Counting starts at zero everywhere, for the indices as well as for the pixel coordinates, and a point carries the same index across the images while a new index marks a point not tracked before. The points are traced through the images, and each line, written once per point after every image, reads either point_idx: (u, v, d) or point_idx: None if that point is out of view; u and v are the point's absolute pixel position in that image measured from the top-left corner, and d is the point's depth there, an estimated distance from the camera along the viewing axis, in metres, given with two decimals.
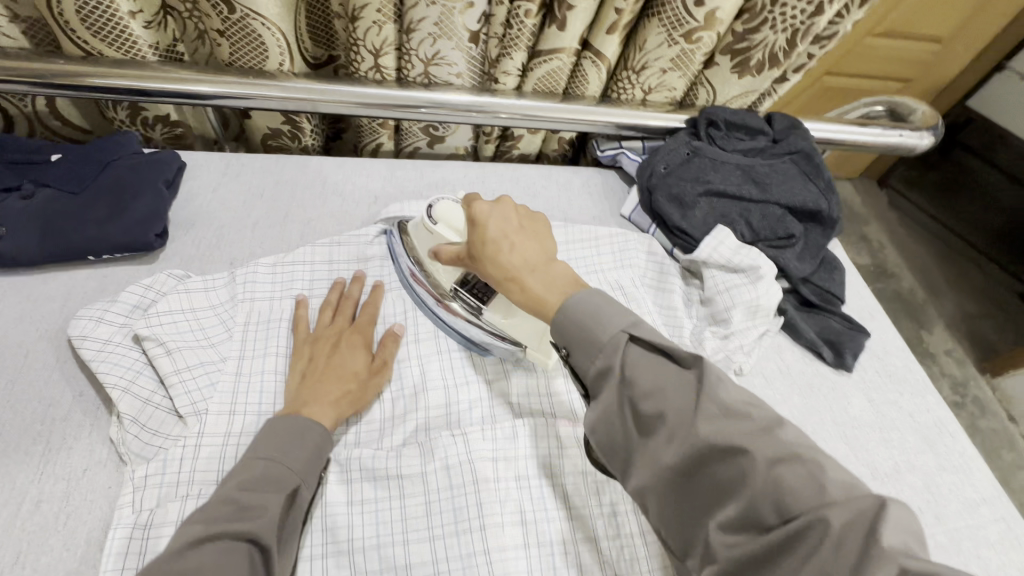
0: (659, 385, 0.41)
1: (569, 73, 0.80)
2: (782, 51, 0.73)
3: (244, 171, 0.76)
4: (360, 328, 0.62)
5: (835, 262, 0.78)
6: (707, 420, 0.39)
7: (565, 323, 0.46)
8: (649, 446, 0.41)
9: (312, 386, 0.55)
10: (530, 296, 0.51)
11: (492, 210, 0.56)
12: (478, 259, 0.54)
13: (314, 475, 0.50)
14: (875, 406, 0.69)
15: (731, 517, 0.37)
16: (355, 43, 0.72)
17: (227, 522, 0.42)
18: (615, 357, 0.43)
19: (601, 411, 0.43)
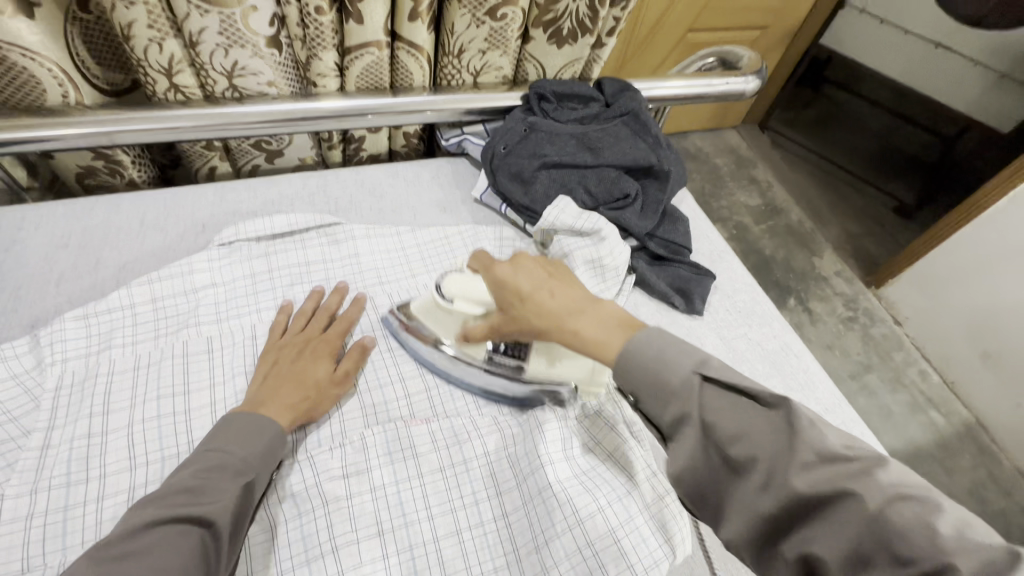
0: (742, 427, 0.41)
1: (389, 66, 0.78)
2: (588, 18, 0.74)
3: (44, 221, 0.68)
4: (330, 340, 0.61)
5: (677, 214, 0.81)
6: (709, 400, 0.43)
7: (627, 368, 0.46)
8: (685, 424, 0.43)
9: (274, 385, 0.55)
10: (588, 340, 0.49)
11: (517, 271, 0.56)
12: (518, 316, 0.54)
13: (269, 470, 0.50)
14: (728, 342, 0.73)
15: (836, 552, 0.36)
16: (139, 64, 0.67)
17: (182, 505, 0.43)
18: (689, 400, 0.43)
19: (689, 453, 0.43)
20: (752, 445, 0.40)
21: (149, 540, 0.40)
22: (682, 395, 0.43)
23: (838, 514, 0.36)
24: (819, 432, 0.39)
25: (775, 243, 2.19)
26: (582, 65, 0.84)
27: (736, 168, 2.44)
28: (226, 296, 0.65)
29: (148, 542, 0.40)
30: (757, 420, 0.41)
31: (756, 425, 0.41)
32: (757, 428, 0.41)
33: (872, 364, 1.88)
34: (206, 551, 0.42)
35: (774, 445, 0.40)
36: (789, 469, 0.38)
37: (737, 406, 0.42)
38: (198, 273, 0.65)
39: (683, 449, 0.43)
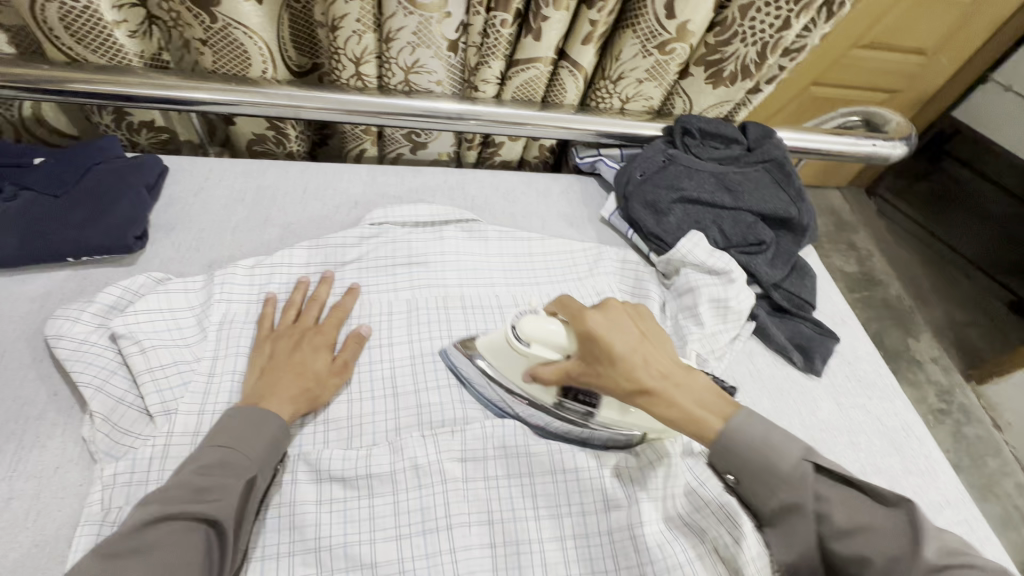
0: (794, 502, 0.48)
1: (547, 82, 0.82)
2: (754, 64, 0.75)
3: (226, 175, 0.77)
4: (324, 331, 0.62)
5: (807, 268, 0.79)
6: (811, 481, 0.48)
7: (726, 448, 0.50)
8: (812, 527, 0.48)
9: (272, 377, 0.56)
10: (686, 412, 0.51)
11: (608, 322, 0.53)
12: (606, 374, 0.52)
13: (272, 463, 0.51)
14: (844, 410, 0.70)
15: (842, 545, 0.46)
16: (336, 52, 0.74)
17: (184, 504, 0.44)
18: (801, 497, 0.48)
19: (789, 539, 0.49)
20: (836, 516, 0.47)
21: (156, 539, 0.42)
22: (796, 483, 0.48)
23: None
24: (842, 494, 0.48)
25: (868, 315, 2.07)
26: (731, 107, 0.85)
27: (835, 230, 2.34)
28: (367, 269, 0.70)
29: (158, 537, 0.42)
30: (823, 483, 0.48)
31: (798, 462, 0.49)
32: (805, 471, 0.49)
33: (960, 464, 1.73)
34: (208, 551, 0.44)
35: (808, 483, 0.48)
36: (888, 560, 0.44)
37: (819, 482, 0.48)
38: (348, 245, 0.72)
39: (801, 535, 0.48)
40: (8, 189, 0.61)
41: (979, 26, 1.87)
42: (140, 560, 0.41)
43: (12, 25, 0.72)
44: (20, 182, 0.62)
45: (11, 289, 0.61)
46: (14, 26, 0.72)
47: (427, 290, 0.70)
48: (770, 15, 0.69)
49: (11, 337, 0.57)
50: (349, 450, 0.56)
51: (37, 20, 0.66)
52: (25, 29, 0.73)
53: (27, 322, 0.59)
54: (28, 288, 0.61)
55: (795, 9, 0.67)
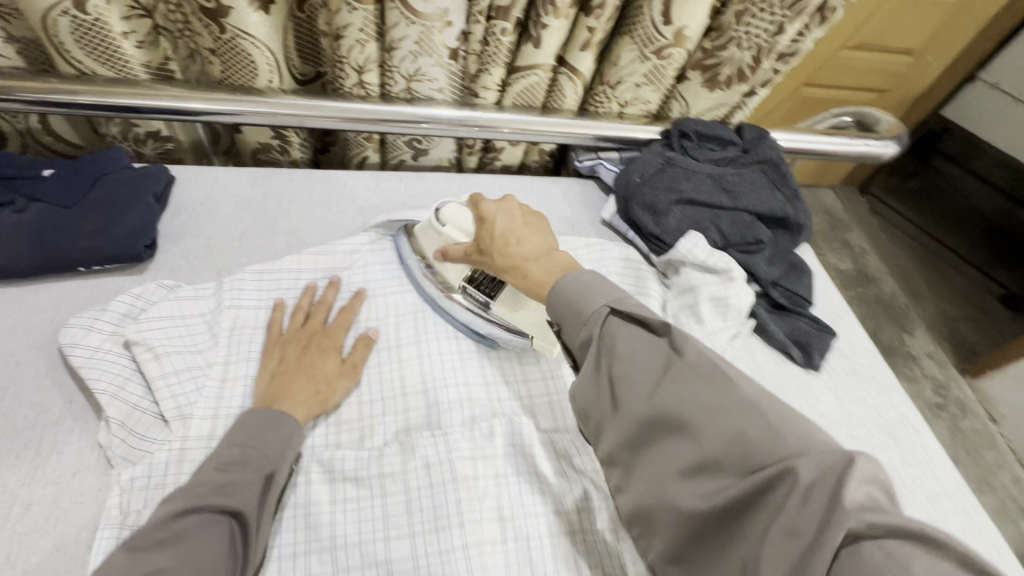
0: (632, 351, 0.46)
1: (546, 88, 0.83)
2: (749, 67, 0.77)
3: (232, 183, 0.78)
4: (332, 333, 0.63)
5: (803, 266, 0.81)
6: (645, 350, 0.46)
7: (554, 296, 0.52)
8: (658, 447, 0.42)
9: (285, 378, 0.57)
10: (534, 281, 0.57)
11: (497, 210, 0.63)
12: (491, 254, 0.61)
13: (287, 463, 0.52)
14: (842, 403, 0.72)
15: (699, 462, 0.39)
16: (340, 61, 0.75)
17: (206, 497, 0.45)
18: (595, 331, 0.47)
19: (589, 379, 0.47)
20: (643, 381, 0.44)
21: (181, 529, 0.43)
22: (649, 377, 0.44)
23: (768, 500, 0.35)
24: (710, 374, 0.42)
25: (863, 312, 2.09)
26: (727, 109, 0.87)
27: (829, 229, 2.36)
28: (372, 272, 0.71)
29: (186, 528, 0.43)
30: (639, 338, 0.47)
31: (649, 353, 0.46)
32: (648, 360, 0.45)
33: (957, 458, 1.75)
34: (234, 542, 0.44)
35: (652, 371, 0.45)
36: (742, 462, 0.37)
37: (658, 358, 0.45)
38: (354, 250, 0.73)
39: (652, 459, 0.42)
40: (21, 202, 0.62)
41: (965, 27, 1.90)
42: (166, 548, 0.41)
43: (18, 38, 0.72)
44: (32, 195, 0.63)
45: (23, 300, 0.62)
46: (25, 39, 0.72)
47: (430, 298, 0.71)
48: (765, 20, 0.71)
49: (24, 348, 0.58)
50: (362, 450, 0.57)
51: (47, 34, 0.67)
52: (33, 42, 0.73)
53: (40, 332, 0.60)
54: (40, 298, 0.62)
55: (788, 15, 0.69)
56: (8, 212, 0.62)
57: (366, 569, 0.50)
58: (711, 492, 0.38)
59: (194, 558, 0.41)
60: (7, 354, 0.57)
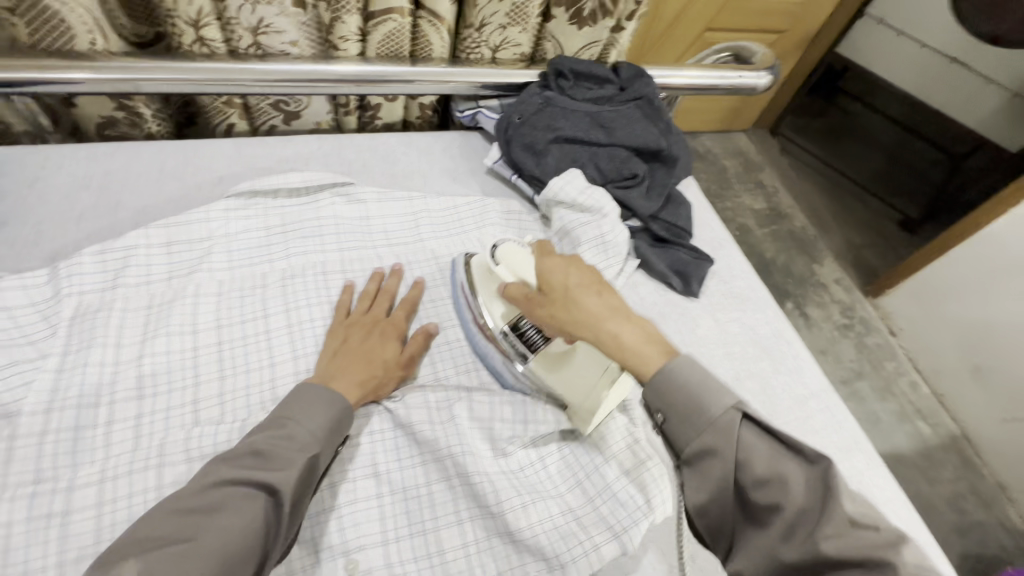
0: (773, 473, 0.44)
1: (410, 36, 0.80)
2: (610, 1, 0.76)
3: (66, 161, 0.70)
4: (396, 322, 0.63)
5: (682, 198, 0.83)
6: (658, 360, 0.50)
7: (660, 389, 0.49)
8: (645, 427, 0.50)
9: (343, 363, 0.56)
10: (551, 277, 0.55)
11: (560, 264, 0.57)
12: (545, 308, 0.55)
13: (334, 443, 0.51)
14: (720, 324, 0.75)
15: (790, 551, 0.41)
16: (169, 15, 0.69)
17: (250, 470, 0.44)
18: (725, 443, 0.45)
19: (702, 481, 0.47)
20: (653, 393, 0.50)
21: (220, 500, 0.42)
22: (722, 430, 0.46)
23: None
24: (813, 476, 0.43)
25: (777, 247, 2.20)
26: (600, 48, 0.86)
27: (744, 171, 2.45)
28: (237, 245, 0.67)
29: (218, 499, 0.42)
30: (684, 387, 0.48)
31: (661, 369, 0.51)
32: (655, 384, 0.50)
33: (863, 372, 1.90)
34: (267, 521, 0.43)
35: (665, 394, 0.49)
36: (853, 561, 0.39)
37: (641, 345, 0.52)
38: (213, 219, 0.67)
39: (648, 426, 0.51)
40: None
41: None
42: (209, 517, 0.41)
43: None
44: None
45: None
46: None
47: (300, 267, 0.67)
48: None
49: None
50: (224, 423, 0.54)
51: None
52: None
53: None
54: None
55: None
56: None
57: None
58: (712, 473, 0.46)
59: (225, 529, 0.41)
60: None
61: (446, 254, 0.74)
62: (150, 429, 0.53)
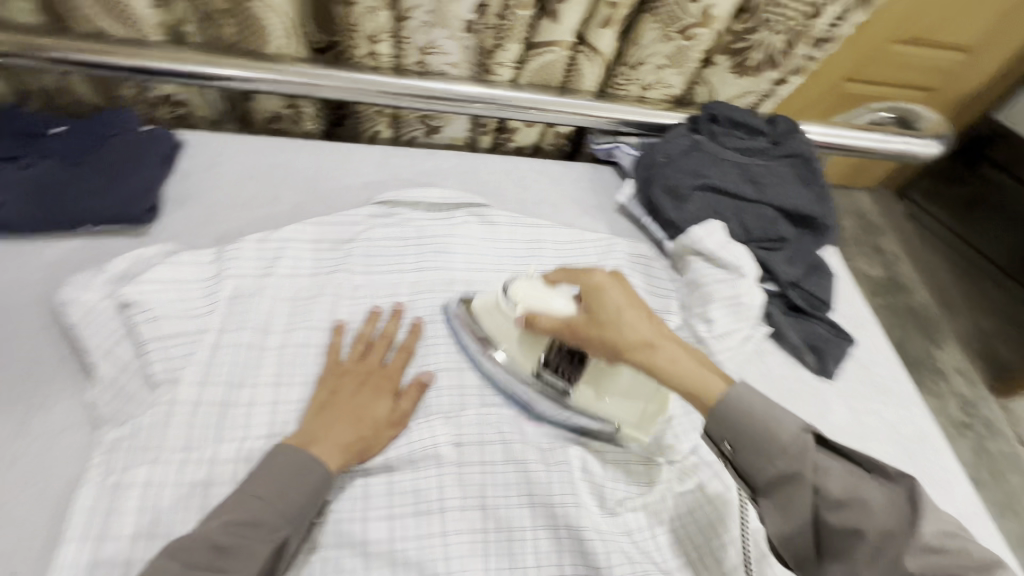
0: (851, 495, 0.42)
1: (564, 67, 0.79)
2: (780, 53, 0.73)
3: (240, 151, 0.77)
4: (388, 372, 0.58)
5: (827, 268, 0.76)
6: (825, 464, 0.44)
7: (726, 411, 0.47)
8: (807, 494, 0.43)
9: (332, 417, 0.53)
10: (676, 364, 0.49)
11: (607, 285, 0.53)
12: (593, 339, 0.52)
13: (303, 525, 0.47)
14: (856, 414, 0.68)
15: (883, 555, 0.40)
16: (351, 30, 0.73)
17: (203, 570, 0.41)
18: (804, 462, 0.44)
19: (783, 515, 0.44)
20: (859, 516, 0.42)
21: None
22: (794, 454, 0.44)
23: None
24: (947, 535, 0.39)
25: (891, 321, 2.00)
26: (755, 99, 0.82)
27: (862, 233, 2.26)
28: (375, 250, 0.69)
29: None
30: (874, 488, 0.43)
31: (877, 505, 0.42)
32: (785, 432, 0.45)
33: (981, 479, 1.67)
34: None
35: (799, 447, 0.44)
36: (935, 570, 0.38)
37: (851, 474, 0.44)
38: (359, 223, 0.71)
39: (800, 507, 0.44)
40: (28, 158, 0.63)
41: None
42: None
43: None
44: (41, 152, 0.64)
45: (26, 256, 0.61)
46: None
47: (426, 281, 0.69)
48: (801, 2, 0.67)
49: (22, 302, 0.58)
50: None
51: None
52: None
53: (40, 288, 0.60)
54: (43, 255, 0.62)
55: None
56: (15, 168, 0.63)
57: (342, 548, 0.49)
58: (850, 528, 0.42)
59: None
60: (6, 307, 0.58)
61: None
62: (283, 417, 0.56)
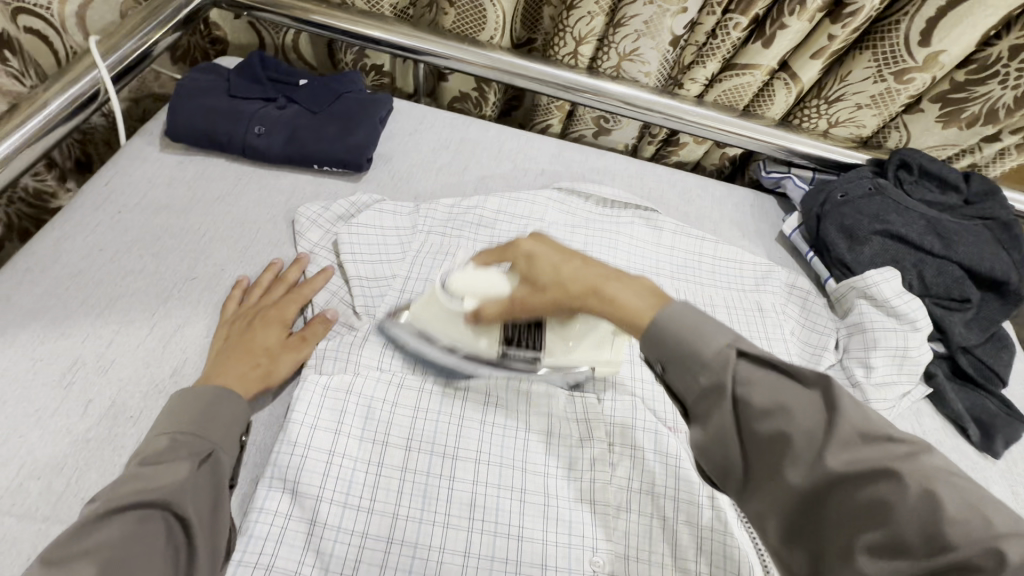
0: (779, 401, 0.36)
1: (755, 91, 0.81)
2: (1004, 109, 0.69)
3: (437, 123, 0.85)
4: (284, 305, 0.60)
5: (1008, 341, 0.72)
6: (746, 375, 0.38)
7: (660, 335, 0.40)
8: (773, 468, 0.36)
9: (228, 356, 0.55)
10: (621, 306, 0.43)
11: (550, 246, 0.48)
12: (541, 292, 0.47)
13: (235, 438, 0.49)
14: (1020, 500, 0.63)
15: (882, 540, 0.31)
16: (563, 29, 0.79)
17: (133, 493, 0.41)
18: (724, 377, 0.38)
19: (711, 433, 0.38)
20: (783, 421, 0.36)
21: (106, 539, 0.39)
22: (717, 369, 0.38)
23: None
24: (873, 432, 0.34)
25: None
26: (955, 152, 0.78)
27: None
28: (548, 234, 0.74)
29: (106, 537, 0.39)
30: (798, 396, 0.37)
31: (801, 410, 0.36)
32: (802, 410, 0.36)
33: None
34: (171, 536, 0.42)
35: (819, 426, 0.35)
36: (930, 534, 0.30)
37: (775, 379, 0.37)
38: (537, 204, 0.76)
39: (754, 464, 0.37)
40: (282, 100, 0.75)
41: None
42: (92, 558, 0.38)
43: None
44: (291, 97, 0.75)
45: (269, 182, 0.73)
46: None
47: None
48: None
49: (265, 220, 0.69)
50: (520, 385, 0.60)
51: None
52: None
53: (277, 210, 0.70)
54: (281, 183, 0.73)
55: None
56: (273, 107, 0.74)
57: (502, 489, 0.53)
58: (863, 516, 0.32)
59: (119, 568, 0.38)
60: (253, 221, 0.69)
61: (723, 306, 0.73)
62: None
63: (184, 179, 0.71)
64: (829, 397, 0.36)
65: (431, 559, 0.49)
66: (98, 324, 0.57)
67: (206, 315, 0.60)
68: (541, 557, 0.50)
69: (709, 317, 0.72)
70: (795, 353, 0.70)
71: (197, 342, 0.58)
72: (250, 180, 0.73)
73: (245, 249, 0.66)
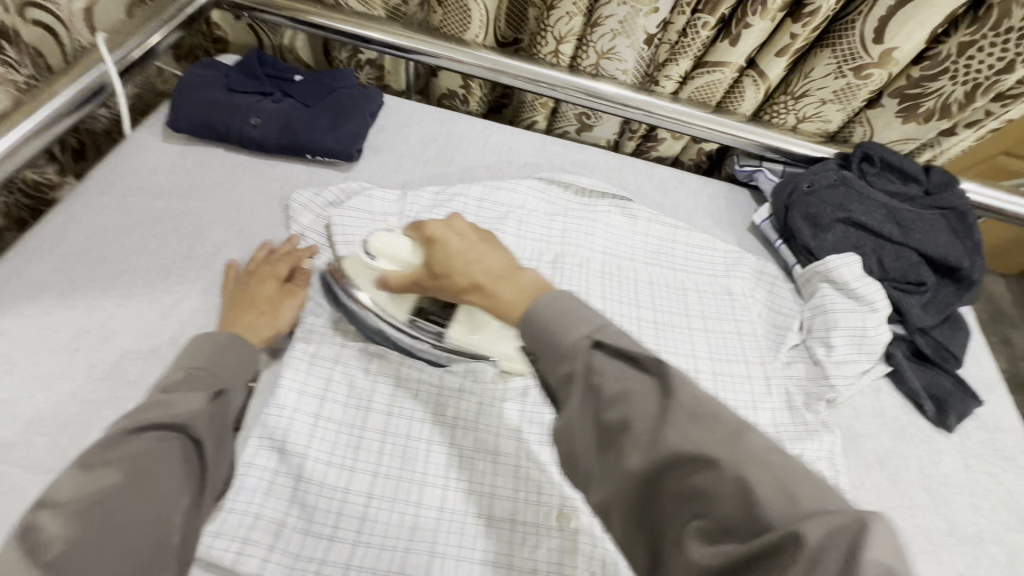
0: (622, 390, 0.38)
1: (726, 88, 0.85)
2: (957, 103, 0.74)
3: (425, 118, 0.89)
4: (273, 268, 0.64)
5: (964, 323, 0.76)
6: (599, 364, 0.39)
7: (530, 321, 0.42)
8: (616, 454, 0.37)
9: (234, 313, 0.59)
10: (500, 300, 0.45)
11: (448, 234, 0.51)
12: (440, 283, 0.50)
13: (244, 383, 0.52)
14: (970, 471, 0.66)
15: (708, 526, 0.33)
16: (544, 28, 0.83)
17: (158, 414, 0.44)
18: (575, 365, 0.39)
19: (565, 420, 0.39)
20: (626, 407, 0.37)
21: (133, 452, 0.42)
22: (569, 356, 0.39)
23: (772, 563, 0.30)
24: (703, 419, 0.36)
25: None
26: (916, 146, 0.82)
27: None
28: (528, 220, 0.78)
29: (131, 450, 0.42)
30: (642, 386, 0.38)
31: (643, 397, 0.37)
32: (646, 398, 0.37)
33: None
34: (189, 459, 0.44)
35: (656, 412, 0.37)
36: (744, 515, 0.32)
37: (622, 367, 0.39)
38: (518, 193, 0.80)
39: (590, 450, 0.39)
40: (278, 94, 0.79)
41: None
42: (119, 468, 0.41)
43: None
44: (286, 91, 0.79)
45: (264, 171, 0.77)
46: None
47: (571, 255, 0.77)
48: (990, 56, 0.68)
49: (260, 205, 0.73)
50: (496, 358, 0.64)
51: None
52: None
53: (272, 196, 0.75)
54: (275, 172, 0.77)
55: None
56: (269, 101, 0.78)
57: (476, 451, 0.57)
58: (691, 502, 0.34)
59: (147, 477, 0.41)
60: (248, 206, 0.73)
61: (694, 289, 0.77)
62: None
63: (184, 167, 0.75)
64: (668, 385, 0.37)
65: (408, 513, 0.53)
66: (101, 297, 0.61)
67: (202, 291, 0.64)
68: (511, 513, 0.54)
69: (680, 300, 0.75)
70: (761, 333, 0.74)
71: (192, 315, 0.62)
72: (247, 169, 0.77)
73: (240, 232, 0.70)
